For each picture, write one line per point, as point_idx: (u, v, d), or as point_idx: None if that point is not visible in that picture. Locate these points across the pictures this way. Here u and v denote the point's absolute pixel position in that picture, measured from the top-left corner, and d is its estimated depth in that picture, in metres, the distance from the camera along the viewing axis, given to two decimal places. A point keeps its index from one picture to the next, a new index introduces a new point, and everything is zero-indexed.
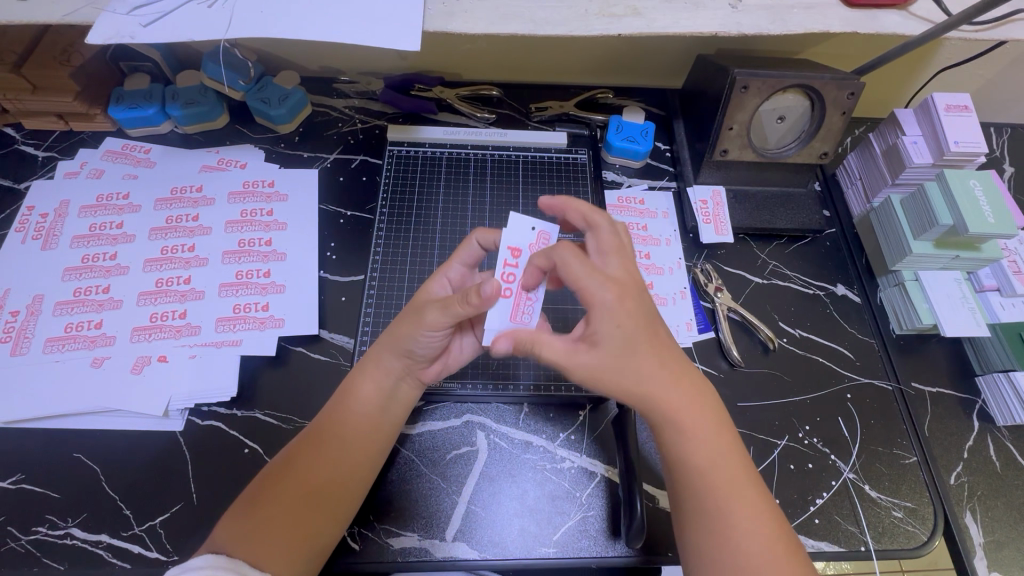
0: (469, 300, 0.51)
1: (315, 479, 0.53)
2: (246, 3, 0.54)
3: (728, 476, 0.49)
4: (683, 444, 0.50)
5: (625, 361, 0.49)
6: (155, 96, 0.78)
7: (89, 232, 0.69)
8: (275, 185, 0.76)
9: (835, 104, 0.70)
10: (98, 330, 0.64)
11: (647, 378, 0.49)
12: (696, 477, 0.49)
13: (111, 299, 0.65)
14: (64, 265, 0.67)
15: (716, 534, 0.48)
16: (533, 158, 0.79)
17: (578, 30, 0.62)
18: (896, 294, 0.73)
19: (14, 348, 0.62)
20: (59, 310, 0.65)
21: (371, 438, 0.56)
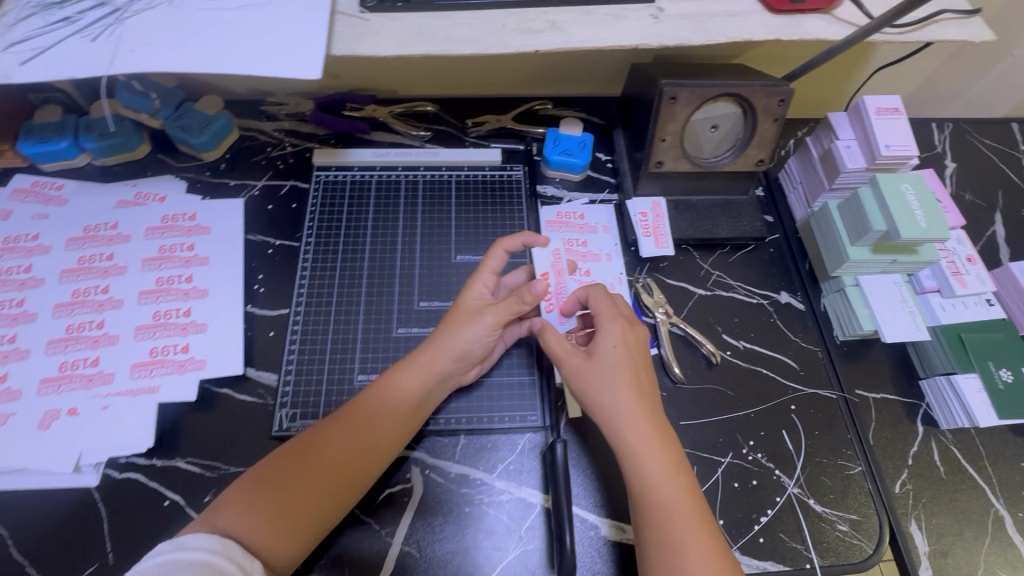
0: (524, 300, 0.59)
1: (332, 467, 0.54)
2: (133, 36, 0.52)
3: (682, 495, 0.53)
4: (639, 465, 0.55)
5: (605, 376, 0.58)
6: (68, 128, 0.75)
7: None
8: (196, 218, 0.72)
9: (765, 111, 0.69)
10: (3, 384, 0.60)
11: (625, 397, 0.57)
12: (650, 500, 0.53)
13: (17, 349, 0.62)
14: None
15: (666, 552, 0.51)
16: (467, 177, 0.77)
17: (494, 48, 0.60)
18: (838, 300, 0.73)
19: None
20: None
21: (394, 433, 0.57)
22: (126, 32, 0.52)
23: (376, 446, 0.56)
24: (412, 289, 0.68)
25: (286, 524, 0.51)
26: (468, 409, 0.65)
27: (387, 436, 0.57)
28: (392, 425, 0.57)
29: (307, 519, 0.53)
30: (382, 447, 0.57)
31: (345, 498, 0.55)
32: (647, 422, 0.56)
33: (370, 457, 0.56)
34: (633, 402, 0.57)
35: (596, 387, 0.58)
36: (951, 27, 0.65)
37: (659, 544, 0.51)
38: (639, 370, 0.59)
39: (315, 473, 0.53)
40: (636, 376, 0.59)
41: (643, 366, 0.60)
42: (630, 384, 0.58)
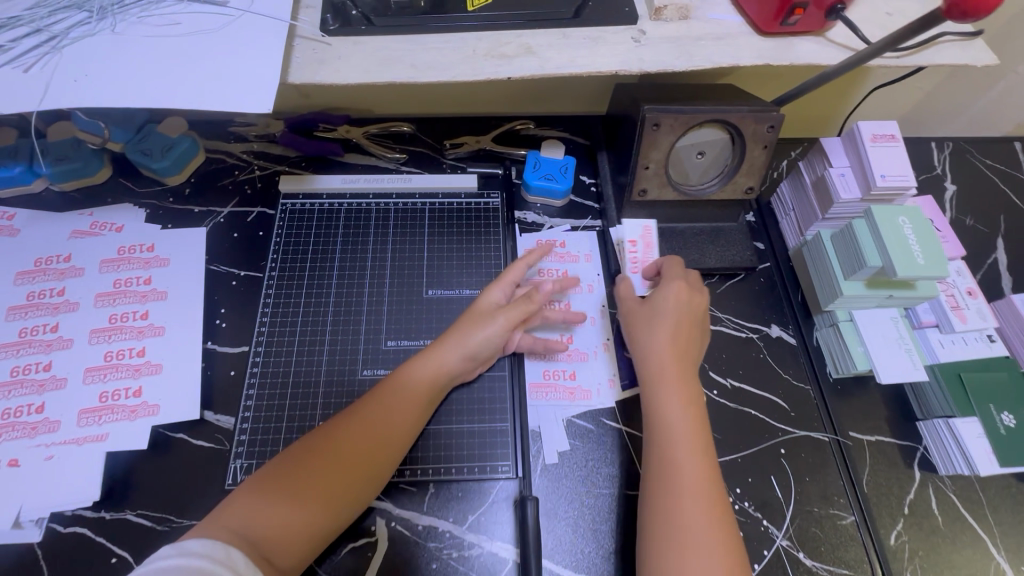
0: (532, 300, 0.62)
1: (355, 441, 0.53)
2: (71, 67, 0.49)
3: (696, 436, 0.55)
4: (661, 394, 0.58)
5: (650, 321, 0.63)
6: (22, 154, 0.71)
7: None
8: (155, 248, 0.69)
9: (754, 137, 0.65)
10: None
11: (661, 341, 0.61)
12: (662, 427, 0.56)
13: None
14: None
15: (663, 481, 0.53)
16: (441, 205, 0.73)
17: (464, 74, 0.57)
18: (831, 335, 0.69)
19: None
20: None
21: (421, 409, 0.58)
22: (63, 64, 0.49)
23: (402, 424, 0.56)
24: (381, 325, 0.65)
25: (300, 489, 0.50)
26: (437, 456, 0.61)
27: (414, 412, 0.57)
28: (406, 419, 0.56)
29: (322, 491, 0.50)
30: (394, 445, 0.55)
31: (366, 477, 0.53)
32: (676, 360, 0.60)
33: (396, 435, 0.55)
34: (667, 340, 0.61)
35: (639, 331, 0.63)
36: (951, 50, 0.61)
37: (659, 469, 0.54)
38: (686, 324, 0.62)
39: (340, 437, 0.53)
40: (676, 325, 0.62)
41: (690, 322, 0.63)
42: (676, 338, 0.61)
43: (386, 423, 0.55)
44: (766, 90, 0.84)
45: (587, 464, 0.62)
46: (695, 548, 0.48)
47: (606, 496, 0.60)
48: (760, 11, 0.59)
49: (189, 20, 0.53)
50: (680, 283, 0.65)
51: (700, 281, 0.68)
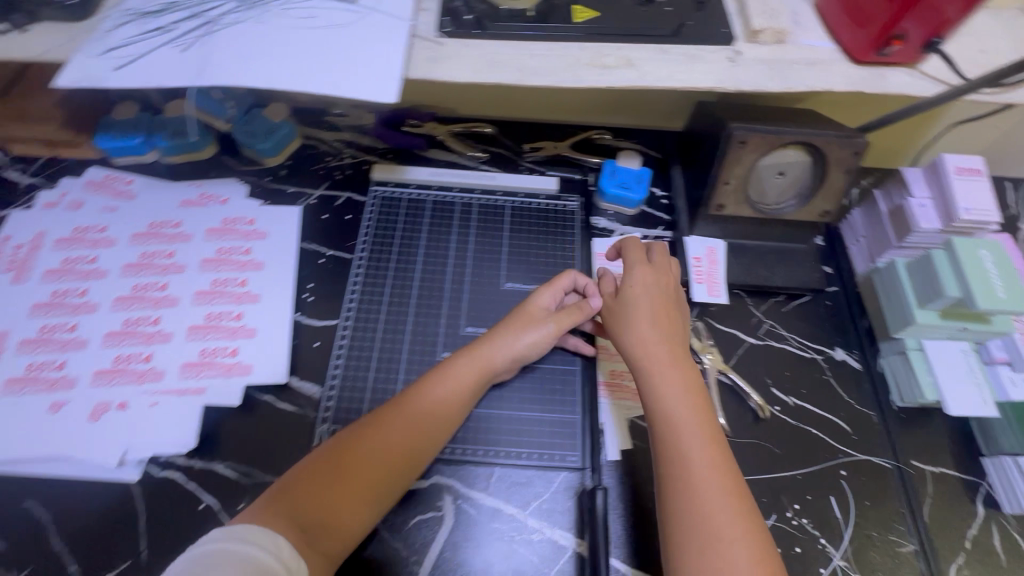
0: (584, 309, 0.65)
1: (376, 442, 0.55)
2: (222, 50, 0.54)
3: (701, 428, 0.54)
4: (657, 384, 0.58)
5: (626, 317, 0.62)
6: (142, 126, 0.78)
7: (63, 266, 0.68)
8: (255, 222, 0.74)
9: (837, 162, 0.66)
10: (60, 372, 0.62)
11: (642, 336, 0.60)
12: (661, 421, 0.56)
13: (76, 339, 0.63)
14: (32, 300, 0.65)
15: (682, 489, 0.51)
16: (522, 204, 0.76)
17: (565, 80, 0.60)
18: (899, 363, 0.69)
19: None
20: (22, 349, 0.62)
21: (435, 406, 0.58)
22: (216, 46, 0.54)
23: (426, 416, 0.57)
24: (459, 314, 0.68)
25: (315, 489, 0.51)
26: (507, 441, 0.64)
27: (439, 408, 0.58)
28: (430, 417, 0.58)
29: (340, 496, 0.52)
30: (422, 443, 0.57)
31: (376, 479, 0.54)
32: (661, 349, 0.59)
33: (408, 438, 0.56)
34: (654, 331, 0.60)
35: (620, 325, 0.62)
36: None
37: (670, 471, 0.53)
38: (661, 312, 0.62)
39: (348, 439, 0.55)
40: (657, 313, 0.62)
41: (669, 305, 0.63)
42: (667, 329, 0.61)
43: (409, 423, 0.56)
44: (849, 117, 0.81)
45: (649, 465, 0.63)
46: (724, 551, 0.47)
47: None
48: (855, 39, 0.61)
49: (324, 15, 0.58)
50: (643, 266, 0.65)
51: (662, 250, 0.69)
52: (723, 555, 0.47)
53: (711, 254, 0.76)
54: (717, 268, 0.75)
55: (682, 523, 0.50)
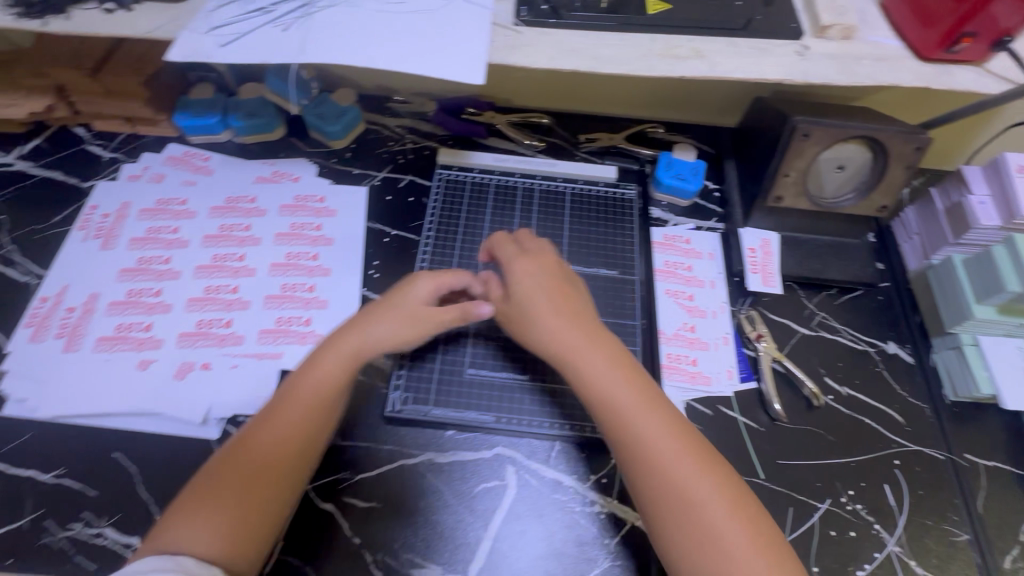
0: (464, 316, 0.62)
1: (275, 439, 0.54)
2: (319, 30, 0.57)
3: (629, 406, 0.54)
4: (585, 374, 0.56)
5: (528, 314, 0.60)
6: (218, 106, 0.81)
7: (147, 236, 0.72)
8: (325, 201, 0.78)
9: (898, 156, 0.68)
10: (147, 333, 0.65)
11: (551, 330, 0.59)
12: (606, 415, 0.55)
13: (161, 303, 0.68)
14: (120, 266, 0.70)
15: (649, 473, 0.51)
16: (581, 190, 0.79)
17: (639, 69, 0.62)
18: (953, 358, 0.70)
19: (68, 344, 0.65)
20: (112, 310, 0.67)
21: (329, 391, 0.57)
22: (313, 26, 0.57)
23: (308, 406, 0.56)
24: None
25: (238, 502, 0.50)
26: (569, 415, 0.66)
27: (325, 398, 0.56)
28: (319, 406, 0.56)
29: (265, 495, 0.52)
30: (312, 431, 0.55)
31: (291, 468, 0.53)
32: (572, 341, 0.58)
33: (301, 427, 0.55)
34: (557, 326, 0.59)
35: (523, 321, 0.61)
36: None
37: (632, 461, 0.52)
38: (557, 302, 0.60)
39: (243, 446, 0.53)
40: (554, 302, 0.60)
41: (563, 289, 0.62)
42: (564, 310, 0.60)
43: (296, 415, 0.55)
44: (915, 112, 0.83)
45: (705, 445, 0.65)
46: (701, 522, 0.49)
47: None
48: (922, 38, 0.62)
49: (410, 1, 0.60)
50: (522, 259, 0.64)
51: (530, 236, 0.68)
52: (700, 527, 0.49)
53: (765, 245, 0.78)
54: (771, 259, 0.77)
55: (660, 507, 0.50)
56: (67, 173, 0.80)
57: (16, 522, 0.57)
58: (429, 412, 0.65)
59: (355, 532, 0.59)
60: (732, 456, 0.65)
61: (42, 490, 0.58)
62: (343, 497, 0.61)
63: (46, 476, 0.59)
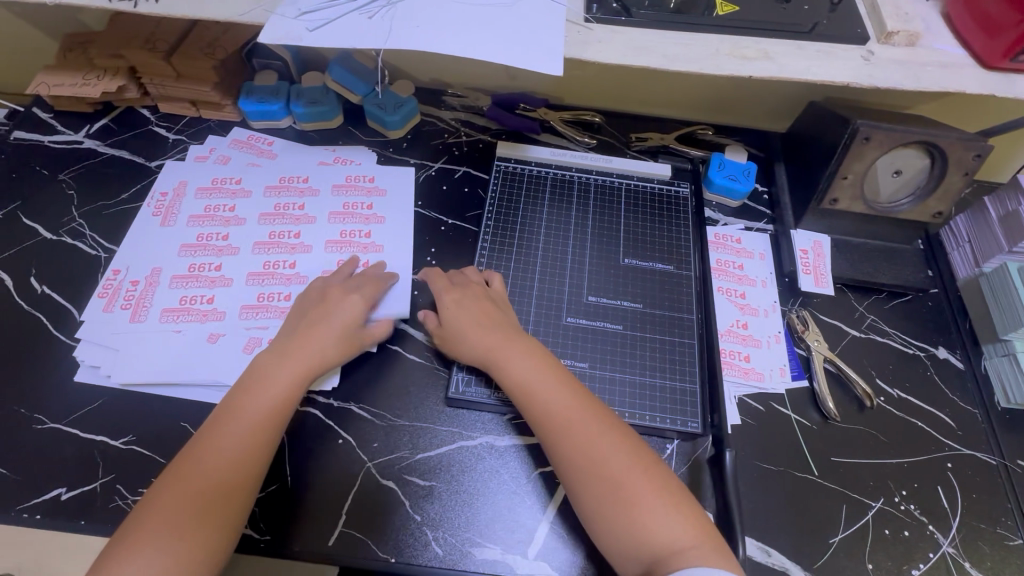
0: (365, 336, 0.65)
1: (223, 449, 0.53)
2: (403, 19, 0.59)
3: (546, 399, 0.57)
4: (501, 376, 0.60)
5: (456, 330, 0.63)
6: (281, 93, 0.83)
7: (204, 213, 0.75)
8: (375, 180, 0.80)
9: (958, 163, 0.69)
10: (210, 305, 0.67)
11: (480, 344, 0.62)
12: (537, 423, 0.57)
13: (222, 277, 0.70)
14: (181, 241, 0.72)
15: (585, 477, 0.53)
16: (636, 186, 0.81)
17: (709, 68, 0.63)
18: (1005, 364, 0.70)
19: (134, 315, 0.67)
20: (175, 283, 0.69)
21: (276, 403, 0.57)
22: (398, 15, 0.59)
23: (255, 416, 0.55)
24: (582, 285, 0.72)
25: (193, 525, 0.49)
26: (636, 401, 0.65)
27: (269, 408, 0.56)
28: (267, 417, 0.56)
29: (231, 503, 0.51)
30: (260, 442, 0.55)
31: (251, 475, 0.53)
32: (500, 354, 0.61)
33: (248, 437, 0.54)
34: (481, 338, 0.62)
35: (452, 337, 0.63)
36: None
37: (566, 466, 0.54)
38: (484, 317, 0.64)
39: (187, 474, 0.52)
40: (479, 316, 0.64)
41: (488, 306, 0.65)
42: (477, 318, 0.63)
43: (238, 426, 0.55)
44: (965, 122, 0.85)
45: (758, 439, 0.66)
46: (639, 512, 0.51)
47: (776, 471, 0.64)
48: (986, 46, 0.63)
49: None
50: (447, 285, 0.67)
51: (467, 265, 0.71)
52: (638, 516, 0.51)
53: (817, 247, 0.79)
54: (823, 260, 0.78)
55: (600, 505, 0.52)
56: (132, 152, 0.82)
57: (88, 485, 0.58)
58: (492, 395, 0.65)
59: (414, 509, 0.60)
60: (786, 451, 0.66)
61: (112, 455, 0.60)
62: (404, 474, 0.62)
63: (116, 441, 0.61)
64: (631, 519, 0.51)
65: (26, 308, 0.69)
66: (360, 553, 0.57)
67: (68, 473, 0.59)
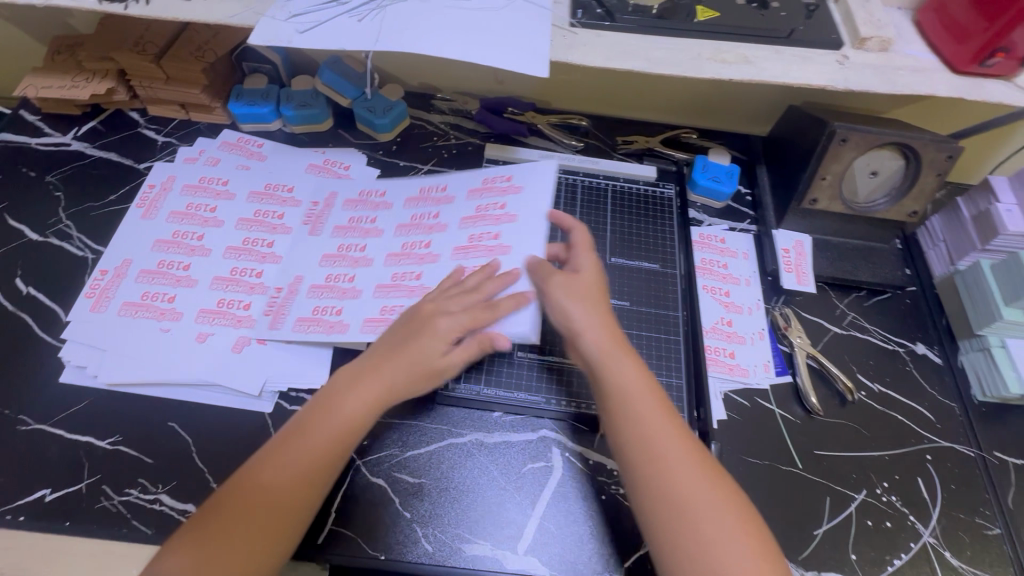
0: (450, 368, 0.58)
1: (282, 466, 0.50)
2: (391, 23, 0.60)
3: (645, 400, 0.53)
4: (611, 369, 0.55)
5: (575, 300, 0.58)
6: (271, 96, 0.84)
7: (349, 224, 0.74)
8: (512, 179, 0.73)
9: (931, 164, 0.71)
10: (337, 317, 0.66)
11: (590, 320, 0.58)
12: (631, 418, 0.52)
13: (353, 289, 0.68)
14: (322, 251, 0.72)
15: (665, 487, 0.49)
16: (622, 187, 0.83)
17: (690, 71, 0.65)
18: (981, 359, 0.72)
19: (273, 322, 0.66)
20: (312, 293, 0.68)
21: (346, 429, 0.53)
22: (386, 18, 0.60)
23: (320, 438, 0.52)
24: None
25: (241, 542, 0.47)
26: None
27: (336, 433, 0.52)
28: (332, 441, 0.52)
29: (267, 529, 0.48)
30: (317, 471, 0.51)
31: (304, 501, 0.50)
32: (609, 341, 0.57)
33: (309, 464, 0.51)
34: (594, 318, 0.58)
35: (569, 304, 0.58)
36: None
37: (648, 473, 0.50)
38: (603, 300, 0.60)
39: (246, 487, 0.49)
40: (599, 300, 0.60)
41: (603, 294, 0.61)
42: (594, 302, 0.59)
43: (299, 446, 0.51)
44: (939, 125, 0.88)
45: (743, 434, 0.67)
46: (719, 546, 0.46)
47: (761, 465, 0.65)
48: (955, 53, 0.66)
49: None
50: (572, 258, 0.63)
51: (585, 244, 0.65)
52: (717, 549, 0.46)
53: (798, 246, 0.80)
54: (805, 258, 0.80)
55: (678, 524, 0.47)
56: (121, 155, 0.82)
57: (74, 486, 0.58)
58: (481, 392, 0.66)
59: (404, 506, 0.60)
60: (771, 445, 0.67)
61: (98, 456, 0.59)
62: (394, 471, 0.62)
63: (102, 442, 0.60)
64: (698, 541, 0.46)
65: (11, 309, 0.68)
66: (348, 550, 0.57)
67: (53, 473, 0.58)
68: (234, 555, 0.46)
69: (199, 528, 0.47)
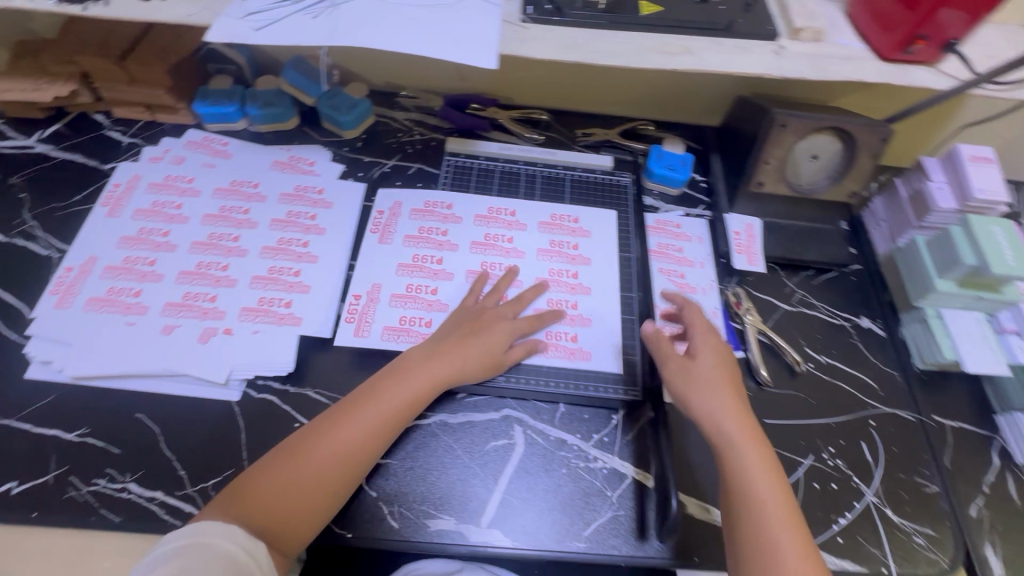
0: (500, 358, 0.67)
1: (358, 426, 0.57)
2: (345, 19, 0.62)
3: (763, 484, 0.55)
4: (736, 455, 0.57)
5: (701, 389, 0.61)
6: (235, 95, 0.85)
7: (419, 234, 0.78)
8: (579, 221, 0.82)
9: (866, 146, 0.75)
10: (427, 329, 0.70)
11: (719, 405, 0.60)
12: (748, 503, 0.54)
13: (438, 302, 0.72)
14: (397, 261, 0.75)
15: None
16: (580, 176, 0.87)
17: (635, 61, 0.68)
18: (919, 330, 0.77)
19: (357, 329, 0.69)
20: (395, 302, 0.72)
21: (414, 398, 0.60)
22: (340, 15, 0.62)
23: (393, 403, 0.59)
24: None
25: (316, 484, 0.54)
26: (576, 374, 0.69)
27: (406, 399, 0.60)
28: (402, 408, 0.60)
29: (336, 474, 0.55)
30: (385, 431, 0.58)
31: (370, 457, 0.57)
32: (741, 428, 0.58)
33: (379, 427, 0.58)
34: (728, 406, 0.60)
35: (692, 393, 0.62)
36: None
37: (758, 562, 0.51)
38: (732, 385, 0.62)
39: (323, 435, 0.56)
40: (728, 386, 0.62)
41: (734, 380, 0.63)
42: (721, 385, 0.62)
43: (374, 407, 0.59)
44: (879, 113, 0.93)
45: None
46: None
47: None
48: (882, 41, 0.70)
49: None
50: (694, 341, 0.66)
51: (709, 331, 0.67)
52: None
53: (749, 229, 0.84)
54: (755, 240, 0.83)
55: None
56: (86, 156, 0.83)
57: (41, 478, 0.58)
58: None
59: (371, 485, 0.62)
60: None
61: (66, 448, 0.60)
62: None
63: (70, 435, 0.61)
64: None
65: None
66: None
67: (19, 468, 0.59)
68: (306, 489, 0.54)
69: (277, 459, 0.55)
